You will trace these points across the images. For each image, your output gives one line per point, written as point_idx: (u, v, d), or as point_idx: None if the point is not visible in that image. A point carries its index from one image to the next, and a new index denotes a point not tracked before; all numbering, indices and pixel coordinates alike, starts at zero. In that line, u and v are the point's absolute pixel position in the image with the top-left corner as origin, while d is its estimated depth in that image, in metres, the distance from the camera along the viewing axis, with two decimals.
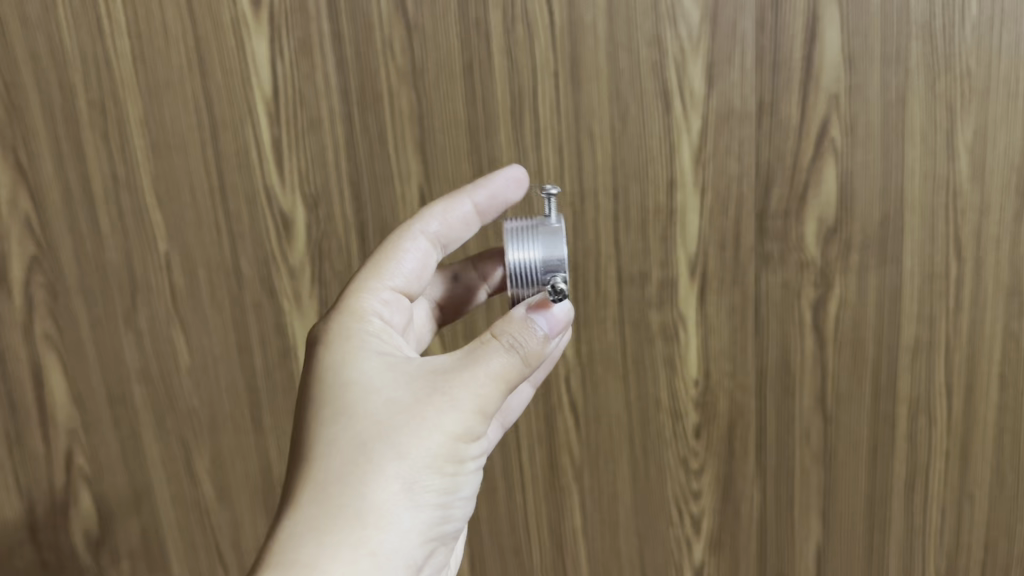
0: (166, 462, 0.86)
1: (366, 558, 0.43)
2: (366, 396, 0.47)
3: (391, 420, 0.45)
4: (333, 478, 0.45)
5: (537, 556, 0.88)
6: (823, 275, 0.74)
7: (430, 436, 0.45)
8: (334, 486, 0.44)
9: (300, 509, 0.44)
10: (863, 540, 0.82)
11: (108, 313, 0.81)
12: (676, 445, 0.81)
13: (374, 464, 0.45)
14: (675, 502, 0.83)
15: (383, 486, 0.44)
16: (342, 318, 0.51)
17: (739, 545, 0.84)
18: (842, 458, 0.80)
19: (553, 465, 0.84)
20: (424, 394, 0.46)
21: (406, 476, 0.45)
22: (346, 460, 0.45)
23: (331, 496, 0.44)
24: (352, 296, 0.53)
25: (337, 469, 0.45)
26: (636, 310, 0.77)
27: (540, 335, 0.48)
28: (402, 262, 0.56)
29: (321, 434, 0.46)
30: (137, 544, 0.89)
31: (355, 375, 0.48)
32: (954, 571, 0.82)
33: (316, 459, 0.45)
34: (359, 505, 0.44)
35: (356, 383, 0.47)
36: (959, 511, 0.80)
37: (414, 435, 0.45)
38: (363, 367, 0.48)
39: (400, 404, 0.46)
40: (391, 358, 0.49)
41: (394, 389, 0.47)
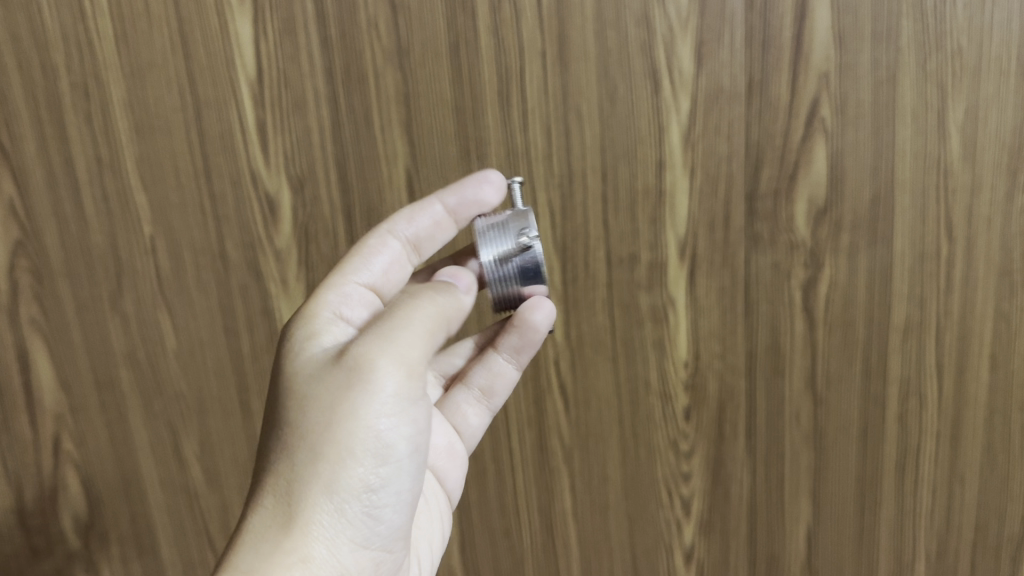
0: (155, 447, 0.86)
1: (298, 565, 0.44)
2: (290, 399, 0.47)
3: (312, 419, 0.46)
4: (263, 486, 0.46)
5: (528, 539, 0.87)
6: (813, 255, 0.74)
7: (352, 426, 0.46)
8: (266, 498, 0.45)
9: (239, 521, 0.45)
10: (853, 521, 0.82)
11: (94, 297, 0.81)
12: (666, 427, 0.81)
13: (298, 465, 0.45)
14: (665, 484, 0.83)
15: (309, 487, 0.45)
16: (283, 318, 0.53)
17: (729, 527, 0.84)
18: (832, 439, 0.80)
19: (543, 448, 0.84)
20: (340, 383, 0.47)
21: (328, 474, 0.46)
22: (273, 465, 0.46)
23: (262, 504, 0.45)
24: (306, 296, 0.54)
25: (268, 477, 0.46)
26: (625, 293, 0.77)
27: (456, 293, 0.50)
28: (371, 260, 0.56)
29: (258, 447, 0.47)
30: (126, 529, 0.89)
31: (281, 379, 0.49)
32: (945, 552, 0.82)
33: (254, 472, 0.47)
34: (286, 510, 0.45)
35: (282, 388, 0.48)
36: (950, 491, 0.80)
37: (333, 428, 0.46)
38: (291, 368, 0.49)
39: (319, 400, 0.47)
40: (319, 351, 0.50)
41: (315, 384, 0.48)
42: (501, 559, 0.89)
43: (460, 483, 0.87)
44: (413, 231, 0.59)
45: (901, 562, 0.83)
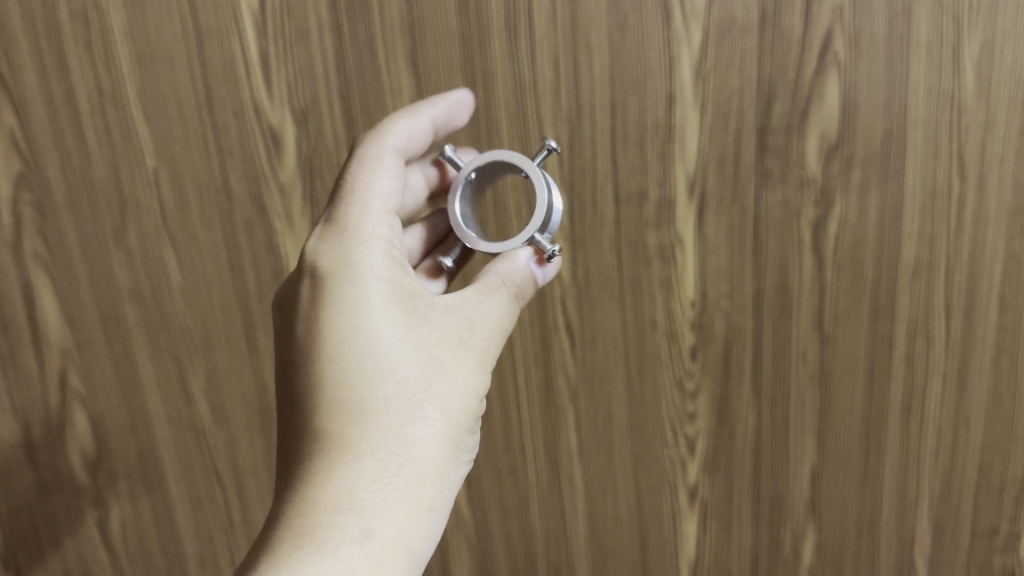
0: (161, 382, 0.85)
1: (426, 510, 0.50)
2: (412, 356, 0.50)
3: (438, 385, 0.51)
4: (389, 436, 0.49)
5: (533, 476, 0.88)
6: (824, 193, 0.73)
7: (469, 399, 0.52)
8: (394, 447, 0.49)
9: (358, 464, 0.48)
10: (858, 461, 0.83)
11: (98, 232, 0.80)
12: (672, 366, 0.81)
13: (427, 426, 0.50)
14: (670, 424, 0.84)
15: (434, 446, 0.50)
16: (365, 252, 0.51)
17: (733, 466, 0.84)
18: (839, 378, 0.80)
19: (549, 386, 0.84)
20: (461, 356, 0.52)
21: (451, 436, 0.51)
22: (397, 417, 0.50)
23: (392, 455, 0.49)
24: (366, 228, 0.52)
25: (394, 427, 0.49)
26: (633, 231, 0.76)
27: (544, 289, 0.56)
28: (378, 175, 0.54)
29: (374, 392, 0.49)
30: (133, 465, 0.89)
31: (394, 328, 0.50)
32: (947, 493, 0.82)
33: (368, 413, 0.49)
34: (419, 466, 0.49)
35: (398, 340, 0.50)
36: (955, 432, 0.80)
37: (457, 399, 0.51)
38: (401, 323, 0.51)
39: (442, 367, 0.51)
40: (410, 292, 0.52)
41: (434, 347, 0.51)
42: (507, 495, 0.89)
43: None
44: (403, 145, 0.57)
45: (904, 502, 0.83)
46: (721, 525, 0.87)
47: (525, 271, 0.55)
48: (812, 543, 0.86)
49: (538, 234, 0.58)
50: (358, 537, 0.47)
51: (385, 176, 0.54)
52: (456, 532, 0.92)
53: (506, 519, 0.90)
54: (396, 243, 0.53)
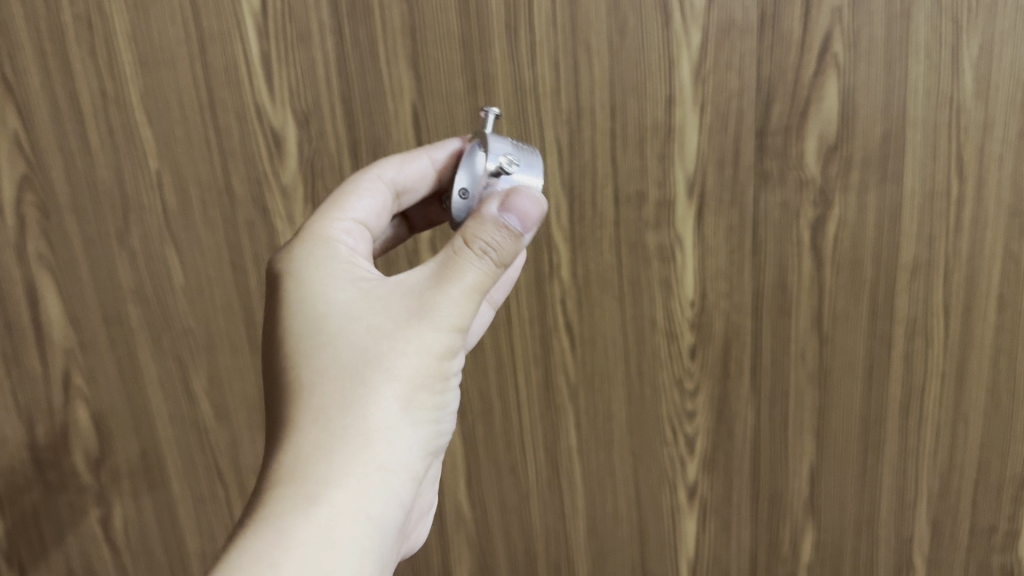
0: (164, 381, 0.86)
1: (377, 474, 0.47)
2: (351, 327, 0.49)
3: (381, 351, 0.48)
4: (328, 405, 0.47)
5: (533, 474, 0.88)
6: (823, 193, 0.73)
7: (420, 361, 0.48)
8: (335, 414, 0.47)
9: (299, 436, 0.46)
10: (857, 461, 0.83)
11: (101, 232, 0.81)
12: (671, 365, 0.82)
13: (371, 391, 0.47)
14: (669, 422, 0.84)
15: (379, 412, 0.47)
16: (310, 248, 0.52)
17: (732, 465, 0.85)
18: (837, 377, 0.80)
19: (549, 385, 0.84)
20: (404, 320, 0.49)
21: (400, 399, 0.48)
22: (336, 388, 0.47)
23: (332, 424, 0.46)
24: (317, 227, 0.54)
25: (334, 397, 0.47)
26: (633, 231, 0.77)
27: (513, 237, 0.49)
28: (363, 198, 0.57)
29: (313, 368, 0.48)
30: (135, 464, 0.90)
31: (330, 305, 0.49)
32: (946, 492, 0.83)
33: (309, 388, 0.48)
34: (362, 432, 0.47)
35: (334, 315, 0.49)
36: (954, 431, 0.80)
37: (404, 361, 0.48)
38: (338, 300, 0.50)
39: (385, 332, 0.48)
40: (358, 274, 0.51)
41: (376, 315, 0.49)
42: (507, 493, 0.90)
43: (467, 419, 0.88)
44: (402, 179, 0.60)
45: (903, 501, 0.84)
46: (720, 523, 0.87)
47: (487, 222, 0.48)
48: (811, 542, 0.87)
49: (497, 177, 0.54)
50: (293, 505, 0.44)
51: (365, 200, 0.57)
52: (457, 530, 0.92)
53: (506, 516, 0.91)
54: (348, 239, 0.54)
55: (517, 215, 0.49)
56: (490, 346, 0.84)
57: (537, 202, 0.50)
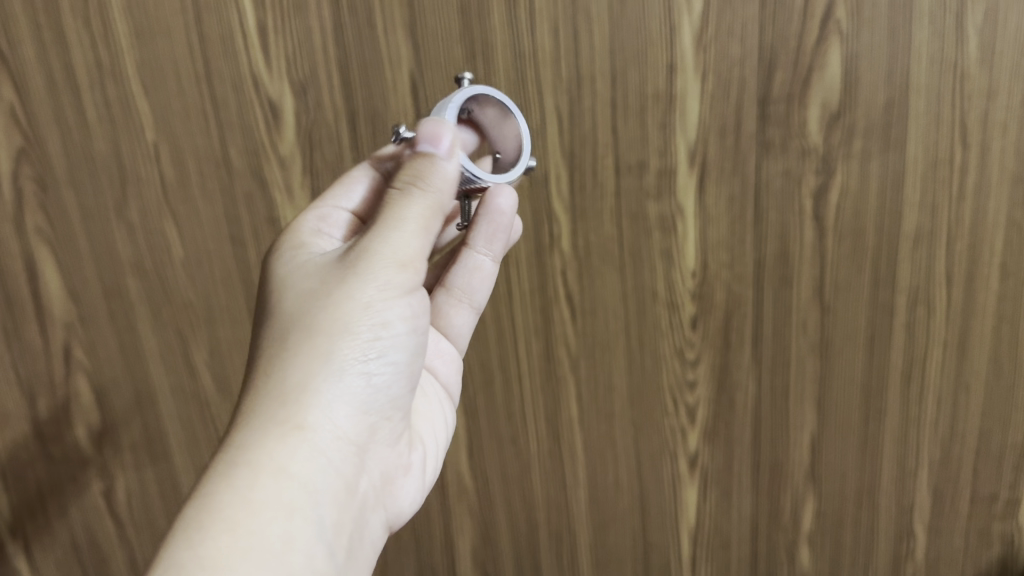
0: (164, 355, 0.86)
1: (294, 426, 0.48)
2: (288, 294, 0.53)
3: (304, 308, 0.51)
4: (260, 369, 0.51)
5: (534, 444, 0.89)
6: (825, 162, 0.73)
7: (338, 309, 0.51)
8: (264, 373, 0.50)
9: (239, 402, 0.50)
10: (858, 431, 0.84)
11: (99, 205, 0.80)
12: (672, 336, 0.82)
13: (292, 348, 0.50)
14: (670, 392, 0.84)
15: (298, 364, 0.50)
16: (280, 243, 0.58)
17: (733, 435, 0.85)
18: (839, 347, 0.80)
19: (550, 356, 0.84)
20: (329, 278, 0.52)
21: (318, 349, 0.50)
22: (267, 351, 0.51)
23: (259, 385, 0.50)
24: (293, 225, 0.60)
25: (266, 358, 0.51)
26: (634, 201, 0.76)
27: (435, 168, 0.53)
28: (351, 189, 0.62)
29: (257, 338, 0.53)
30: (138, 436, 0.90)
31: (279, 281, 0.54)
32: (947, 461, 0.83)
33: (254, 355, 0.52)
34: (279, 387, 0.49)
35: (277, 289, 0.54)
36: (955, 400, 0.81)
37: (322, 312, 0.51)
38: (285, 276, 0.54)
39: (311, 292, 0.52)
40: (312, 257, 0.56)
41: (308, 281, 0.53)
42: (508, 463, 0.90)
43: (468, 391, 0.88)
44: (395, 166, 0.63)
45: (904, 470, 0.85)
46: (721, 493, 0.88)
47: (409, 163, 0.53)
48: (812, 511, 0.88)
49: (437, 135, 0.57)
50: (216, 465, 0.47)
51: (357, 192, 0.62)
52: (459, 500, 0.93)
53: (508, 488, 0.91)
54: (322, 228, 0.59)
55: (428, 142, 0.53)
56: (490, 318, 0.84)
57: (436, 118, 0.54)
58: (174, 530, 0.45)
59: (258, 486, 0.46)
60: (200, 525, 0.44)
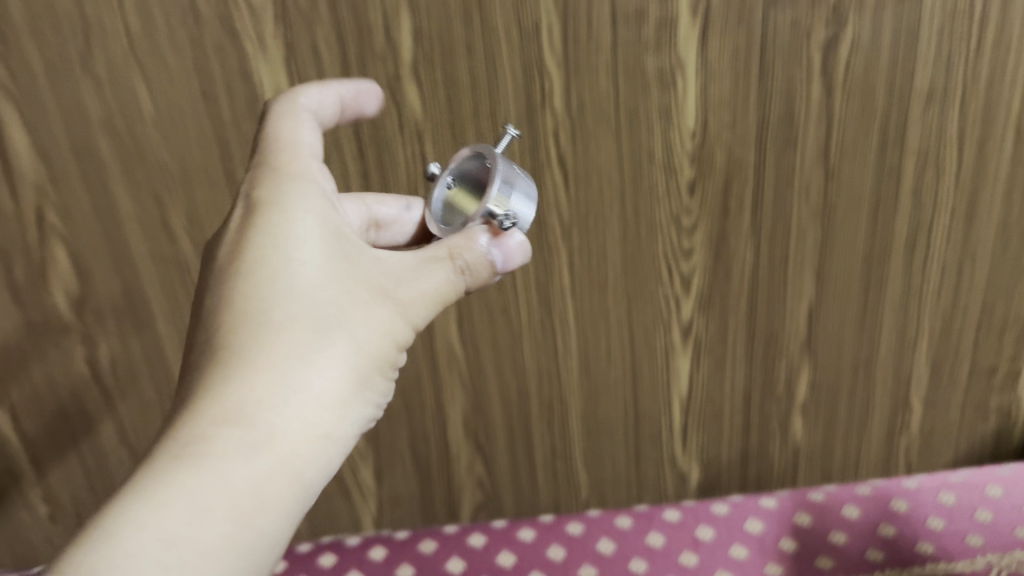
0: (141, 220, 0.82)
1: (321, 443, 0.43)
2: (324, 282, 0.45)
3: (347, 312, 0.45)
4: (287, 350, 0.42)
5: (524, 317, 0.84)
6: (836, 13, 0.68)
7: (382, 341, 0.45)
8: (291, 362, 0.42)
9: (245, 378, 0.41)
10: (857, 300, 0.83)
11: (64, 58, 0.74)
12: (668, 202, 0.78)
13: (330, 348, 0.43)
14: (664, 260, 0.81)
15: (338, 376, 0.43)
16: (275, 179, 0.48)
17: (728, 304, 0.83)
18: (842, 214, 0.78)
19: (541, 225, 0.79)
20: (377, 299, 0.46)
21: (360, 372, 0.44)
22: (302, 333, 0.43)
23: (288, 374, 0.42)
24: (286, 156, 0.49)
25: (293, 341, 0.43)
26: (631, 57, 0.71)
27: (492, 271, 0.50)
28: (309, 133, 0.51)
29: (277, 305, 0.43)
30: (120, 302, 0.87)
31: (305, 249, 0.45)
32: (948, 329, 0.85)
33: (268, 325, 0.43)
34: (317, 394, 0.43)
35: (303, 258, 0.45)
36: (961, 270, 0.82)
37: (371, 335, 0.45)
38: (314, 244, 0.46)
39: (359, 300, 0.45)
40: (336, 233, 0.47)
41: (348, 277, 0.46)
42: (499, 334, 0.85)
43: None
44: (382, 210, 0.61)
45: (903, 342, 0.86)
46: (713, 363, 0.87)
47: (481, 252, 0.49)
48: (806, 382, 0.88)
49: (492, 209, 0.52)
50: (234, 462, 0.40)
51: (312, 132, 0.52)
52: (450, 372, 0.87)
53: (500, 358, 0.87)
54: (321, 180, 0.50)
55: (500, 251, 0.50)
56: None
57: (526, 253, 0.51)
58: (186, 545, 0.37)
59: (280, 505, 0.40)
60: (212, 523, 0.38)
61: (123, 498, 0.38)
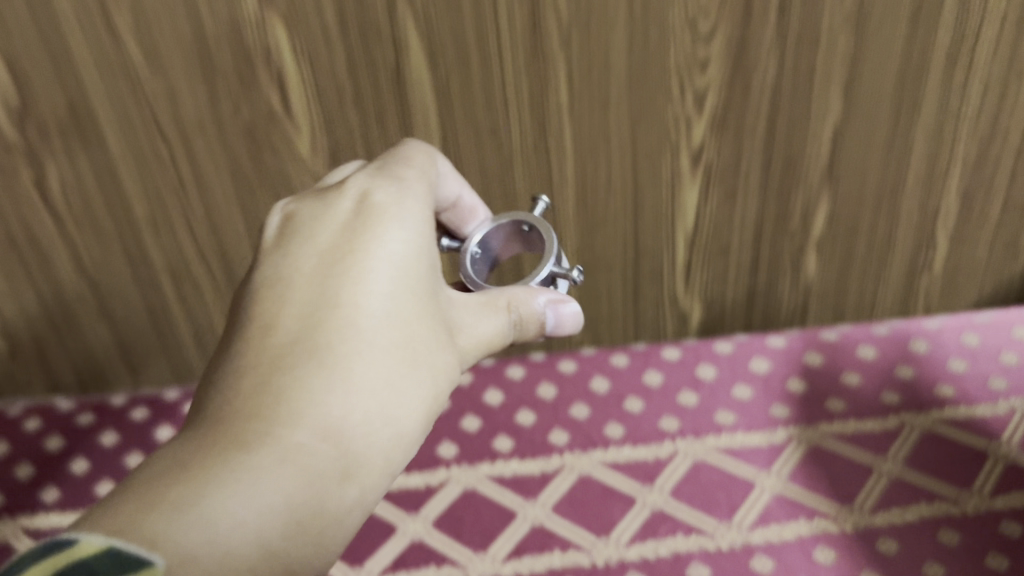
0: (80, 14, 0.68)
1: (386, 479, 0.41)
2: (422, 323, 0.42)
3: (434, 364, 0.42)
4: (384, 374, 0.40)
5: (516, 136, 0.75)
6: None
7: (450, 396, 0.44)
8: (384, 388, 0.40)
9: (337, 394, 0.39)
10: (888, 122, 0.75)
11: None
12: (683, 3, 0.68)
13: (418, 383, 0.42)
14: (676, 72, 0.72)
15: (416, 413, 0.42)
16: (388, 193, 0.44)
17: (744, 126, 0.75)
18: (878, 19, 0.69)
19: (536, 26, 0.69)
20: (454, 355, 0.44)
21: (431, 419, 0.43)
22: (398, 364, 0.41)
23: (382, 401, 0.40)
24: (406, 175, 0.46)
25: (391, 369, 0.41)
26: None
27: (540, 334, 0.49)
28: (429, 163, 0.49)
29: (378, 333, 0.41)
30: (65, 117, 0.74)
31: (411, 272, 0.42)
32: (984, 158, 0.77)
33: (367, 344, 0.40)
34: (399, 423, 0.41)
35: (415, 291, 0.42)
36: (1005, 90, 0.73)
37: (446, 390, 0.43)
38: (423, 278, 0.43)
39: (444, 356, 0.43)
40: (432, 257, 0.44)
41: (438, 326, 0.43)
42: (488, 156, 0.76)
43: (439, 71, 0.71)
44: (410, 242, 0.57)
45: (932, 172, 0.78)
46: (724, 193, 0.79)
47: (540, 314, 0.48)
48: (825, 214, 0.80)
49: (553, 264, 0.54)
50: (311, 473, 0.37)
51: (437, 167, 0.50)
52: None
53: (487, 182, 0.78)
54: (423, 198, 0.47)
55: (554, 316, 0.49)
56: None
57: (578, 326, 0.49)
58: (256, 523, 0.35)
59: (337, 520, 0.38)
60: (275, 523, 0.36)
61: (185, 481, 0.35)
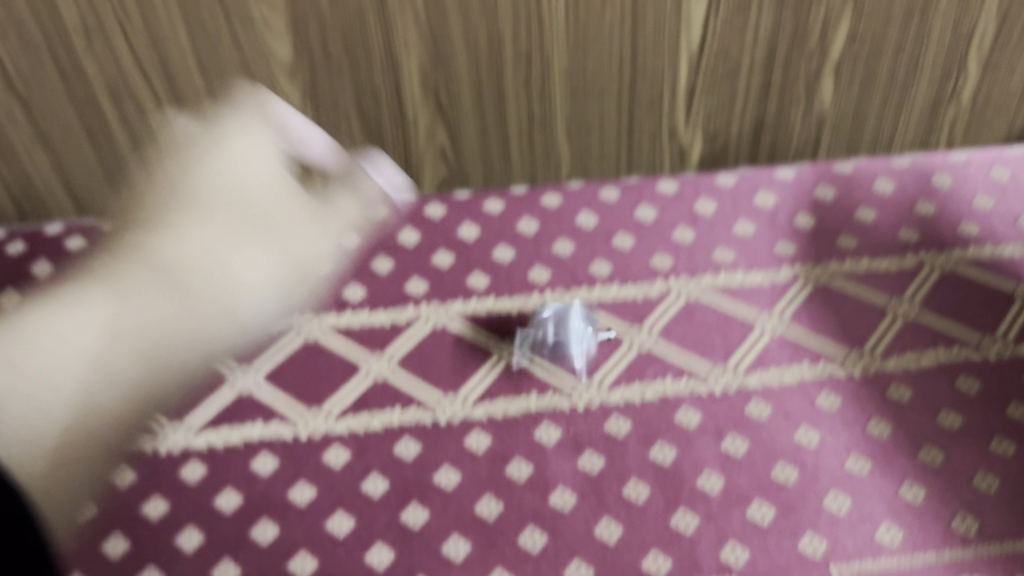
0: None
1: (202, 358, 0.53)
2: (260, 244, 0.56)
3: (255, 244, 0.56)
4: (206, 272, 0.54)
5: None
6: None
7: (287, 239, 0.57)
8: (209, 280, 0.54)
9: (181, 279, 0.53)
10: None
11: None
12: None
13: (239, 286, 0.55)
14: None
15: (235, 294, 0.55)
16: (230, 135, 0.61)
17: None
18: None
19: None
20: (263, 209, 0.57)
21: (258, 297, 0.55)
22: (228, 269, 0.54)
23: (207, 293, 0.53)
24: (241, 128, 0.62)
25: (203, 271, 0.54)
26: None
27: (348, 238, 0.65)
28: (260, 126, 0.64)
29: (181, 234, 0.55)
30: None
31: (241, 205, 0.57)
32: None
33: (189, 242, 0.54)
34: (216, 303, 0.54)
35: (246, 206, 0.57)
36: None
37: (280, 239, 0.57)
38: (237, 196, 0.57)
39: (270, 233, 0.57)
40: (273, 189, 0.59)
41: (261, 223, 0.57)
42: None
43: None
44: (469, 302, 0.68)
45: None
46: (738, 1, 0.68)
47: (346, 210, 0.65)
48: (847, 30, 0.71)
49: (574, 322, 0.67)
50: (131, 342, 0.50)
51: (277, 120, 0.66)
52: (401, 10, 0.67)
53: None
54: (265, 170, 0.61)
55: (378, 184, 0.73)
56: None
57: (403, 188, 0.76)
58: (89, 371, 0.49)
59: (144, 378, 0.51)
60: (94, 380, 0.49)
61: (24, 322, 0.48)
